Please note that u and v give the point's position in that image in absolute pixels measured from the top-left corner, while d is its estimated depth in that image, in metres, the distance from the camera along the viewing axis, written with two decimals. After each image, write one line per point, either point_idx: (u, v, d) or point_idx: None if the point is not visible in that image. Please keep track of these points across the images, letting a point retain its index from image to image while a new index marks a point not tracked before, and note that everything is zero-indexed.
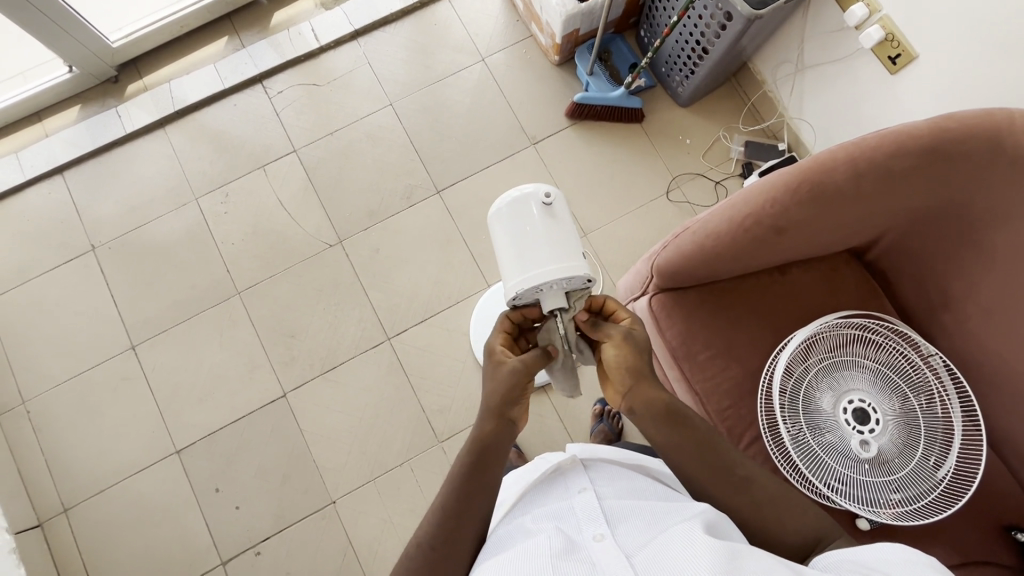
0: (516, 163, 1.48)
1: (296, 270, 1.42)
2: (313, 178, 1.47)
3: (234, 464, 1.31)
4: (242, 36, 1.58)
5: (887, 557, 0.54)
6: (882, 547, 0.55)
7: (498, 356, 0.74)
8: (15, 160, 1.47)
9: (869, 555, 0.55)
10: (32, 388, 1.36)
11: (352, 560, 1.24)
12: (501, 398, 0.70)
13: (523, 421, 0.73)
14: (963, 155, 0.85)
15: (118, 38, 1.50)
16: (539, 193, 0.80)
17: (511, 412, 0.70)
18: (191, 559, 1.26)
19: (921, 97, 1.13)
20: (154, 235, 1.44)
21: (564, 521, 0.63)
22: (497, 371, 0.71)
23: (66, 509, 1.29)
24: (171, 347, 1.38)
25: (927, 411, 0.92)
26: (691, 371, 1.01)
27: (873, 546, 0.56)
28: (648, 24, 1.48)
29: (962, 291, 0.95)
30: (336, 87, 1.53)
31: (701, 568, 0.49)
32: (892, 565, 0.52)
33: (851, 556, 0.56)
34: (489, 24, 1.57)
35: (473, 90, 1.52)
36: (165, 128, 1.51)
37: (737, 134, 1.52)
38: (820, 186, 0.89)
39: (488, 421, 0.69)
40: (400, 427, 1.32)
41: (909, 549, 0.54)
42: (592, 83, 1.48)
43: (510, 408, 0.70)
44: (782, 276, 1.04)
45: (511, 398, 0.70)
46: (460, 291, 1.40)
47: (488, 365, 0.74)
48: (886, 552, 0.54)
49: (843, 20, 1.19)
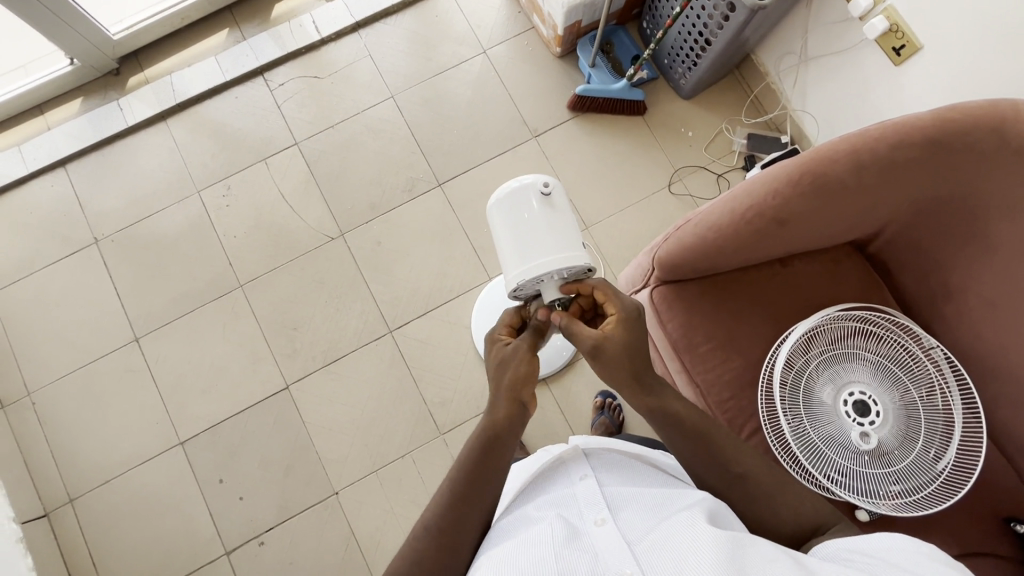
0: (518, 155, 1.48)
1: (297, 263, 1.42)
2: (314, 171, 1.47)
3: (238, 456, 1.32)
4: (243, 29, 1.57)
5: (886, 545, 0.54)
6: (880, 536, 0.55)
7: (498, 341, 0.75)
8: (17, 153, 1.48)
9: (868, 544, 0.55)
10: (36, 379, 1.37)
11: (354, 550, 1.26)
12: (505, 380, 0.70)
13: (534, 404, 0.74)
14: (965, 146, 0.85)
15: (119, 31, 1.50)
16: (538, 183, 0.80)
17: (523, 395, 0.71)
18: (194, 549, 1.27)
19: (925, 89, 1.12)
20: (156, 228, 1.45)
21: (566, 508, 0.63)
22: (502, 355, 0.72)
23: (72, 499, 1.30)
24: (174, 339, 1.39)
25: (928, 403, 0.93)
26: (692, 363, 1.02)
27: (873, 535, 0.56)
28: (651, 15, 1.48)
29: (963, 283, 0.95)
30: (338, 79, 1.52)
31: (702, 555, 0.49)
32: (892, 553, 0.53)
33: (848, 544, 0.56)
34: (491, 16, 1.57)
35: (474, 82, 1.52)
36: (166, 121, 1.51)
37: (739, 127, 1.51)
38: (822, 178, 0.89)
39: (499, 407, 0.70)
40: (402, 419, 1.33)
41: (909, 538, 0.54)
42: (594, 75, 1.48)
43: (522, 390, 0.71)
44: (784, 268, 1.04)
45: (522, 380, 0.71)
46: (461, 284, 1.40)
47: (489, 354, 0.74)
48: (885, 540, 0.55)
49: (847, 11, 1.18)
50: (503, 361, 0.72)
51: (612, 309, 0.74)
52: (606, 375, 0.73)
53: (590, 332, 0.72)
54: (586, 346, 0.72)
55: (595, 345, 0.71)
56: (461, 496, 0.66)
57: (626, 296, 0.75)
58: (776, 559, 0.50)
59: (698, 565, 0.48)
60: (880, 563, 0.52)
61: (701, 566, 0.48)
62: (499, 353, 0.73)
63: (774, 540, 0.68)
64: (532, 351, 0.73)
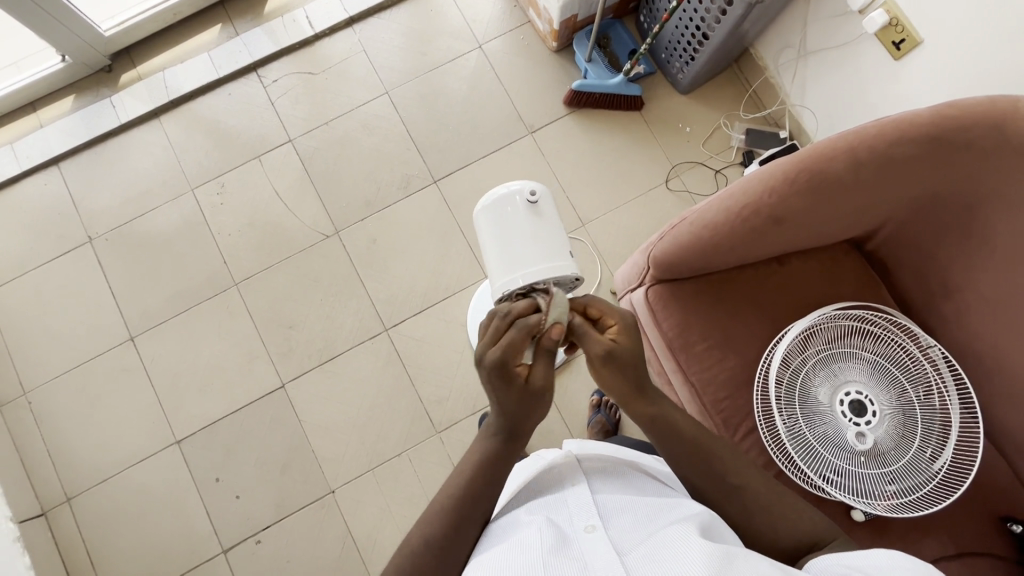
0: (514, 152, 1.47)
1: (293, 261, 1.41)
2: (309, 168, 1.46)
3: (234, 455, 1.32)
4: (236, 24, 1.56)
5: (879, 561, 0.54)
6: (876, 552, 0.55)
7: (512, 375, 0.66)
8: (10, 151, 1.47)
9: (864, 560, 0.54)
10: (32, 379, 1.37)
11: (351, 548, 1.26)
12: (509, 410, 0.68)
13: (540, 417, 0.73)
14: (964, 144, 0.83)
15: (111, 27, 1.48)
16: (524, 190, 0.79)
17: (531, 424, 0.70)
18: (192, 548, 1.28)
19: (925, 84, 1.11)
20: (151, 226, 1.44)
21: (557, 513, 0.63)
22: (526, 395, 0.67)
23: (69, 498, 1.31)
24: (170, 338, 1.38)
25: (926, 403, 0.92)
26: (687, 363, 1.01)
27: (869, 551, 0.56)
28: (648, 9, 1.46)
29: (961, 282, 0.94)
30: (332, 75, 1.51)
31: (693, 566, 0.49)
32: (887, 570, 0.52)
33: (844, 559, 0.56)
34: (487, 10, 1.55)
35: (470, 78, 1.51)
36: (159, 117, 1.50)
37: (738, 122, 1.50)
38: (819, 176, 0.87)
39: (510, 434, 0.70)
40: (398, 418, 1.33)
41: (905, 556, 0.54)
42: (591, 70, 1.46)
43: (534, 419, 0.70)
44: (781, 266, 1.03)
45: (536, 414, 0.69)
46: (457, 282, 1.40)
47: (511, 392, 0.67)
48: (881, 557, 0.54)
49: (847, 5, 1.16)
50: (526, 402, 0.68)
51: (612, 321, 0.73)
52: (615, 380, 0.72)
53: (603, 338, 0.71)
54: (598, 351, 0.70)
55: (608, 350, 0.70)
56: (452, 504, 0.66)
57: (622, 307, 0.74)
58: (768, 574, 0.50)
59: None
60: None
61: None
62: (522, 396, 0.67)
63: (767, 547, 0.68)
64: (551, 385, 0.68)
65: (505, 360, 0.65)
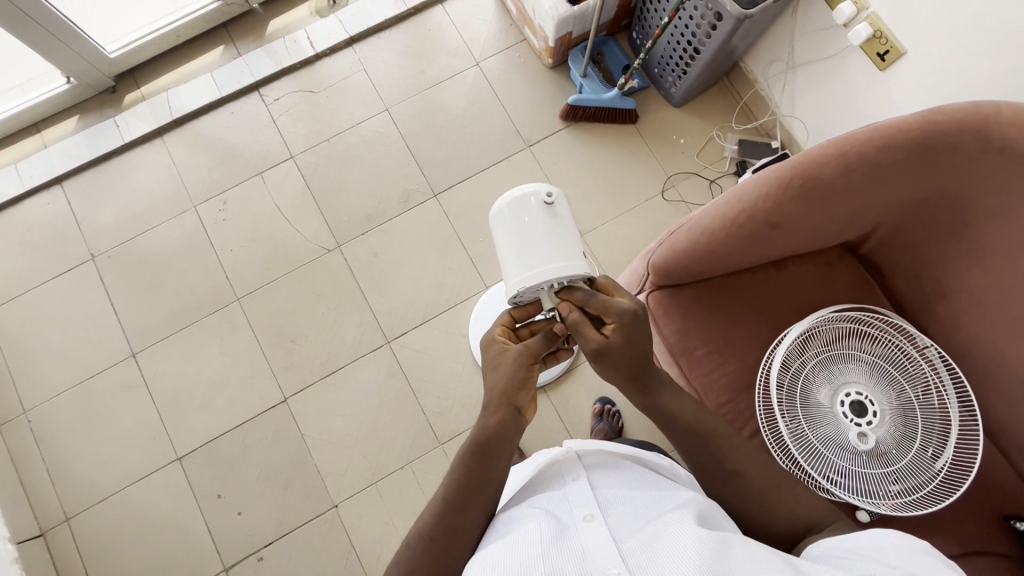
0: (512, 164, 1.49)
1: (294, 275, 1.43)
2: (310, 184, 1.48)
3: (236, 471, 1.31)
4: (239, 45, 1.59)
5: (874, 543, 0.56)
6: (870, 534, 0.57)
7: (497, 345, 0.72)
8: (14, 171, 1.49)
9: (858, 540, 0.57)
10: (32, 397, 1.37)
11: (354, 563, 1.25)
12: (503, 392, 0.69)
13: (531, 411, 0.72)
14: (951, 148, 0.85)
15: (115, 49, 1.51)
16: (540, 192, 0.80)
17: (518, 401, 0.69)
18: (194, 566, 1.26)
19: (909, 93, 1.14)
20: (153, 242, 1.45)
21: (558, 509, 0.62)
22: (500, 363, 0.70)
23: (68, 518, 1.29)
24: (172, 354, 1.39)
25: (924, 402, 0.93)
26: (688, 365, 1.02)
27: (861, 534, 0.58)
28: (640, 26, 1.50)
29: (954, 282, 0.96)
30: (333, 93, 1.54)
31: (688, 554, 0.49)
32: (881, 550, 0.54)
33: (840, 543, 0.58)
34: (484, 29, 1.59)
35: (468, 94, 1.54)
36: (162, 136, 1.52)
37: (730, 133, 1.53)
38: (812, 181, 0.90)
39: (495, 412, 0.68)
40: (401, 429, 1.33)
41: (897, 536, 0.56)
42: (586, 84, 1.50)
43: (518, 396, 0.69)
44: (778, 271, 1.05)
45: (517, 387, 0.69)
46: (458, 292, 1.41)
47: (486, 358, 0.72)
48: (876, 538, 0.56)
49: (832, 19, 1.21)
50: (518, 377, 0.69)
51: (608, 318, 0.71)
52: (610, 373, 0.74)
53: (596, 332, 0.71)
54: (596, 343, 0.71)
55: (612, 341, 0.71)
56: (461, 511, 0.65)
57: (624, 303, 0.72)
58: (763, 559, 0.51)
59: (683, 565, 0.48)
60: (868, 560, 0.53)
61: (686, 566, 0.48)
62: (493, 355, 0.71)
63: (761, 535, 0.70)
64: (534, 359, 0.70)
65: (489, 331, 0.75)
